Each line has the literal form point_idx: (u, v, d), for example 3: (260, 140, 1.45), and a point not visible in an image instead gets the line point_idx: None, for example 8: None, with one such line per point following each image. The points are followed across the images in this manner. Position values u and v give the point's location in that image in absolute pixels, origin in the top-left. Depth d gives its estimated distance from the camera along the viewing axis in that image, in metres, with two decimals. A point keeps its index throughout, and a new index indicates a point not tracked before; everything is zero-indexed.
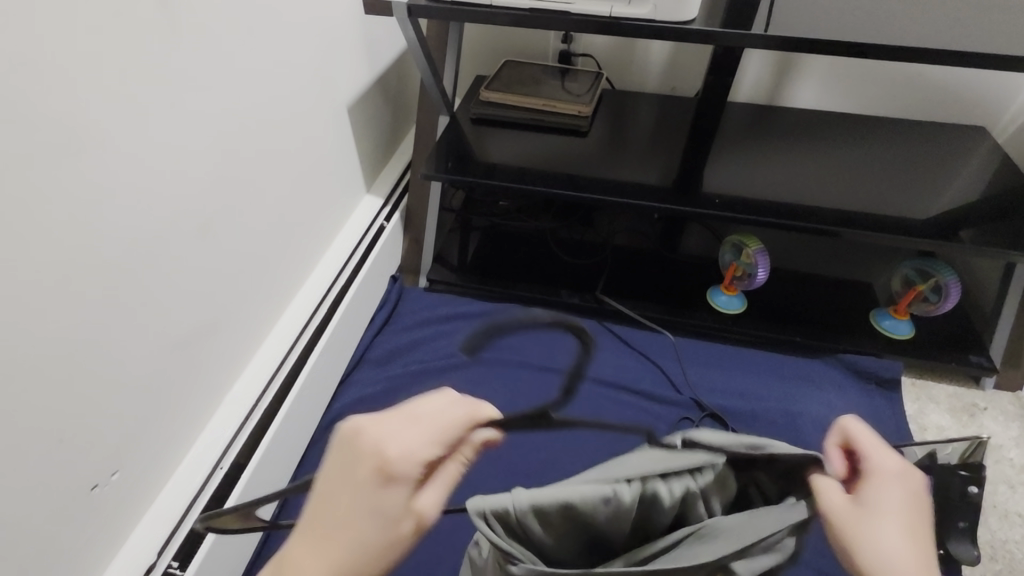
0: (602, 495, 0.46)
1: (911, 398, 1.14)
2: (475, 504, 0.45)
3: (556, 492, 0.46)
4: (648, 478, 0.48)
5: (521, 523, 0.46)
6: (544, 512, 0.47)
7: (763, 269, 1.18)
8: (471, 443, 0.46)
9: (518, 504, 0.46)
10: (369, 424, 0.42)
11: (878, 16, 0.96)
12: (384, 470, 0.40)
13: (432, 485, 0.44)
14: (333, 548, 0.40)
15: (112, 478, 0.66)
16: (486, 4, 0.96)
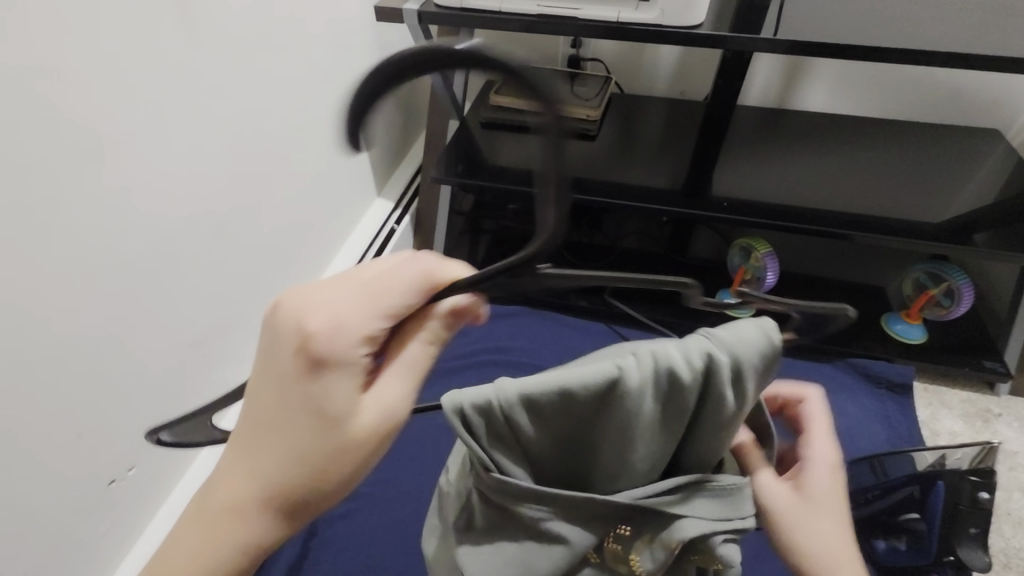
0: (604, 378, 0.35)
1: (923, 403, 1.13)
2: (450, 398, 0.37)
3: (550, 377, 0.36)
4: (681, 363, 0.35)
5: (506, 418, 0.37)
6: (533, 406, 0.37)
7: (772, 273, 1.18)
8: (436, 313, 0.43)
9: (501, 395, 0.37)
10: (296, 298, 0.41)
11: (888, 20, 0.96)
12: (309, 348, 0.39)
13: (392, 369, 0.42)
14: (278, 427, 0.41)
15: (129, 473, 0.68)
16: (495, 10, 0.98)
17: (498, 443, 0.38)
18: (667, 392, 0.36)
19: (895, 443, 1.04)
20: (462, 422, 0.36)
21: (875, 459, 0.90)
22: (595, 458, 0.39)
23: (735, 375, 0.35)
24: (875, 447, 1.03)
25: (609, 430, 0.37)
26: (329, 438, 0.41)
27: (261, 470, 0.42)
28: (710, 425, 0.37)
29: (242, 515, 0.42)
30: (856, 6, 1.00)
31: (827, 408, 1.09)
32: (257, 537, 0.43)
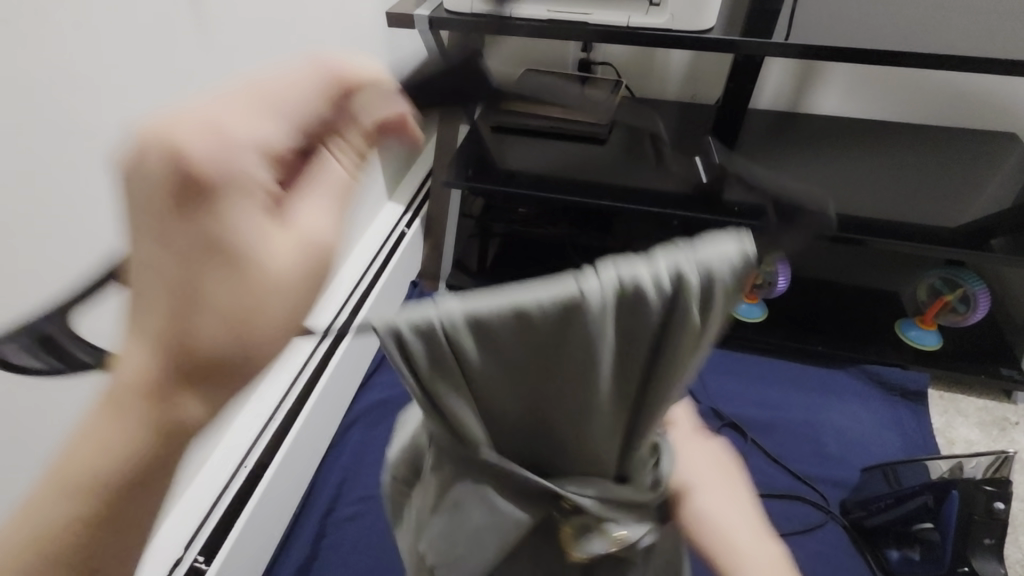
0: (562, 294, 0.31)
1: (939, 411, 1.11)
2: (384, 320, 0.31)
3: (501, 297, 0.32)
4: (648, 272, 0.31)
5: (451, 343, 0.32)
6: (483, 326, 0.32)
7: (784, 277, 1.17)
8: (360, 128, 0.37)
9: (445, 315, 0.32)
10: (172, 119, 0.29)
11: (902, 24, 0.95)
12: (199, 174, 0.29)
13: (316, 187, 0.35)
14: (182, 292, 0.31)
15: None
16: (505, 16, 0.98)
17: (449, 378, 0.33)
18: (630, 316, 0.32)
19: (909, 451, 1.03)
20: (400, 346, 0.31)
21: (889, 467, 0.89)
22: (556, 388, 0.35)
23: (703, 295, 0.31)
24: (889, 455, 1.02)
25: (568, 359, 0.34)
26: (253, 275, 0.32)
27: (169, 337, 0.30)
28: (676, 364, 0.33)
29: (158, 397, 0.31)
30: (870, 9, 0.99)
31: (840, 414, 1.08)
32: (180, 421, 0.32)
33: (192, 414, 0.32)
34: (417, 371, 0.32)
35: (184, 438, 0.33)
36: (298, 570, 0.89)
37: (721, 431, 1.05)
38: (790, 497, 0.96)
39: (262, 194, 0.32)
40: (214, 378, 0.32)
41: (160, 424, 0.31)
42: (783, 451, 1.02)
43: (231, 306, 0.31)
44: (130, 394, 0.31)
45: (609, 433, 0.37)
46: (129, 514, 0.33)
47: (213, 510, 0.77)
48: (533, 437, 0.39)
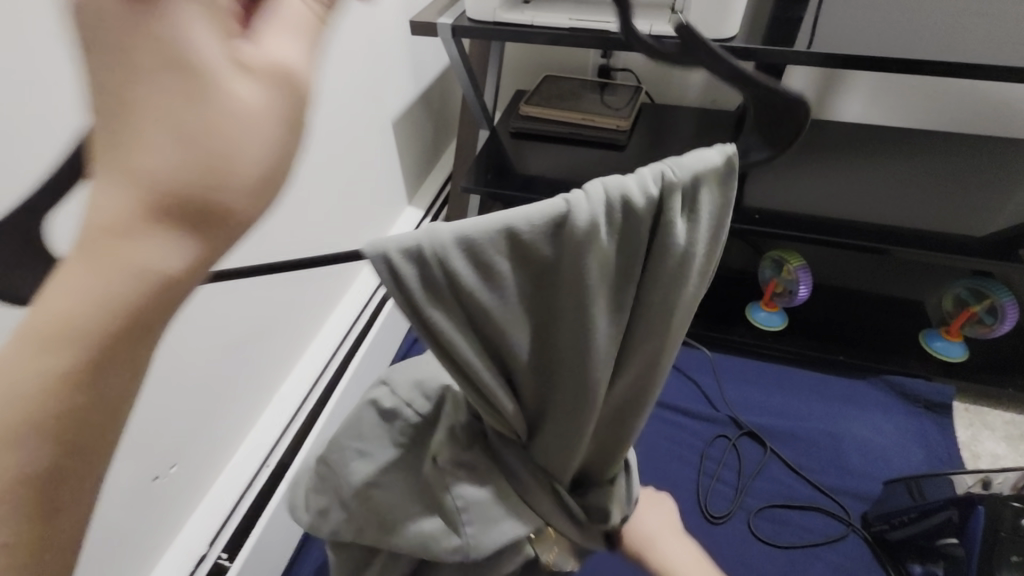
0: (553, 211, 0.36)
1: (964, 424, 1.09)
2: (376, 245, 0.34)
3: (493, 217, 0.36)
4: (633, 183, 0.37)
5: (445, 265, 0.35)
6: (482, 245, 0.36)
7: (806, 286, 1.16)
8: None
9: (441, 237, 0.35)
10: None
11: (927, 31, 0.94)
12: None
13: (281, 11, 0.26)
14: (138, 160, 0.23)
15: (171, 471, 0.71)
16: (526, 24, 0.99)
17: (454, 301, 0.37)
18: (624, 224, 0.38)
19: (933, 465, 1.01)
20: (392, 268, 0.34)
21: (912, 480, 0.88)
22: (551, 306, 0.40)
23: (689, 197, 0.38)
24: (912, 468, 1.00)
25: (562, 274, 0.38)
26: (222, 75, 0.24)
27: (131, 157, 0.23)
28: (662, 268, 0.39)
29: (131, 238, 0.23)
30: (893, 17, 0.98)
31: (861, 425, 1.06)
32: (154, 274, 0.23)
33: (172, 257, 0.23)
34: (423, 293, 0.35)
35: (173, 296, 0.24)
36: (317, 569, 0.91)
37: (740, 440, 1.04)
38: (809, 508, 0.95)
39: (223, 13, 0.24)
40: (202, 216, 0.24)
41: (139, 270, 0.23)
42: (802, 462, 1.01)
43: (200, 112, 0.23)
44: (97, 237, 0.23)
45: (601, 353, 0.41)
46: (86, 483, 0.25)
47: (237, 508, 0.79)
48: (520, 367, 0.43)
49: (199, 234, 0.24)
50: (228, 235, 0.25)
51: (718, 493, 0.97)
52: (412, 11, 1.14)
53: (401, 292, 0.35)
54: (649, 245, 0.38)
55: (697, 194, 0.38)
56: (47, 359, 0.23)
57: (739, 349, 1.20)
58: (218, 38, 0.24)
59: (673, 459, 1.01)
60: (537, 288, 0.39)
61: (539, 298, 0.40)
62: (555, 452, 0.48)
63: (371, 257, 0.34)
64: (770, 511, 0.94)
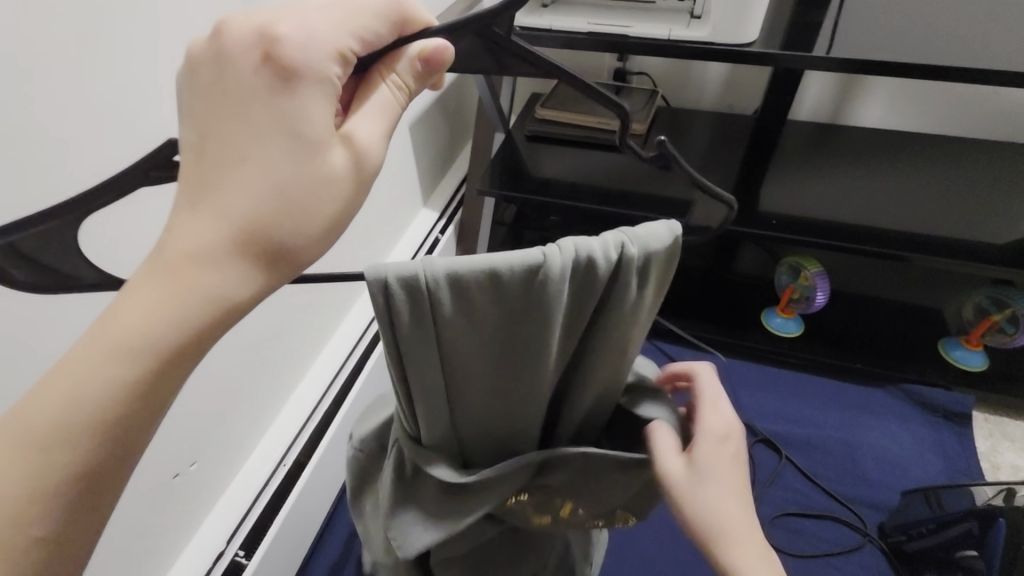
0: (531, 261, 0.37)
1: (983, 434, 1.07)
2: (374, 271, 0.35)
3: (477, 261, 0.37)
4: (598, 251, 0.38)
5: (432, 299, 0.37)
6: (464, 282, 0.37)
7: (823, 293, 1.15)
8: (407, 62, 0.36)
9: (432, 272, 0.36)
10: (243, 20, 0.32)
11: (951, 37, 0.93)
12: (270, 63, 0.31)
13: (368, 108, 0.35)
14: (224, 200, 0.31)
15: (191, 468, 0.72)
16: (545, 28, 0.99)
17: (425, 332, 0.38)
18: (583, 281, 0.40)
19: (951, 476, 1.00)
20: (386, 295, 0.36)
21: (931, 491, 0.88)
22: (517, 343, 0.43)
23: (642, 264, 0.40)
24: (930, 478, 0.99)
25: (527, 320, 0.40)
26: (306, 152, 0.32)
27: (221, 202, 0.31)
28: (615, 317, 0.42)
29: (205, 269, 0.31)
30: (917, 22, 0.98)
31: (878, 434, 1.05)
32: (224, 297, 0.31)
33: (235, 286, 0.31)
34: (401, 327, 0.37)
35: (232, 319, 0.32)
36: (330, 568, 0.92)
37: (754, 447, 1.03)
38: (825, 518, 0.94)
39: (322, 93, 0.32)
40: (267, 257, 0.32)
41: (209, 297, 0.31)
42: (817, 470, 1.00)
43: (281, 181, 0.32)
44: (180, 265, 0.30)
45: (547, 379, 0.46)
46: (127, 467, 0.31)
47: (254, 506, 0.80)
48: (474, 391, 0.46)
49: (264, 272, 0.32)
50: (285, 272, 0.33)
51: None
52: None
53: (390, 329, 0.37)
54: (603, 298, 0.42)
55: (650, 266, 0.41)
56: (120, 364, 0.29)
57: (754, 356, 1.19)
58: (327, 121, 0.33)
59: None
60: (505, 327, 0.41)
61: (498, 336, 0.42)
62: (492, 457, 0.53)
63: (373, 281, 0.35)
64: (783, 519, 0.94)
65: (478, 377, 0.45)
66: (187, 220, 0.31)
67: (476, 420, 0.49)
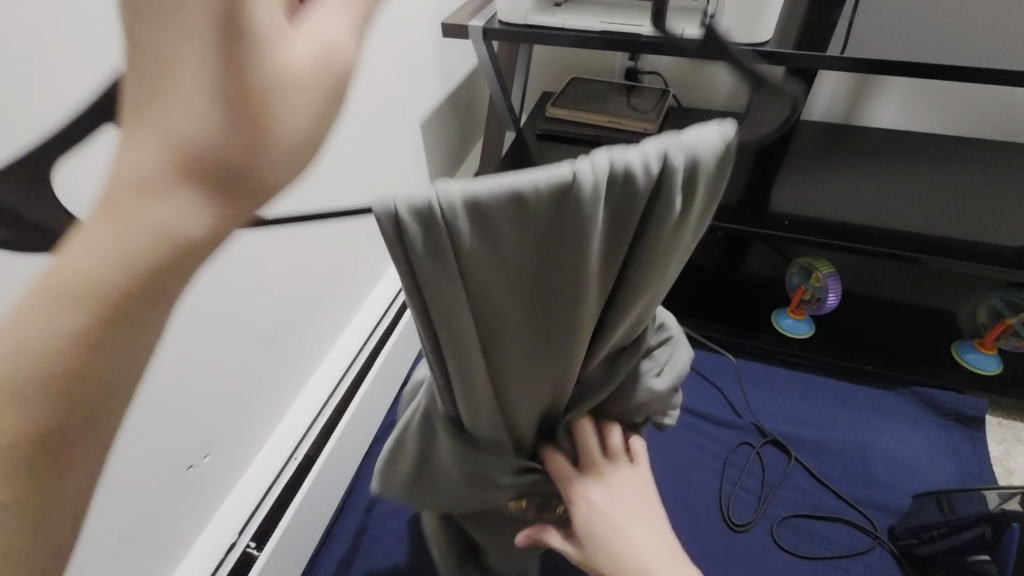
0: (560, 178, 0.36)
1: (996, 438, 1.06)
2: (382, 204, 0.34)
3: (496, 182, 0.35)
4: (640, 158, 0.37)
5: (450, 227, 0.36)
6: (484, 207, 0.36)
7: (834, 294, 1.14)
8: None
9: (447, 196, 0.35)
10: None
11: (968, 37, 0.92)
12: None
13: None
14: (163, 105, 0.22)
15: (205, 460, 0.73)
16: (557, 27, 1.00)
17: (445, 266, 0.37)
18: (621, 194, 0.38)
19: (963, 479, 0.99)
20: (397, 225, 0.34)
21: (942, 495, 0.85)
22: (550, 272, 0.42)
23: (687, 175, 0.38)
24: (942, 482, 0.98)
25: (558, 243, 0.39)
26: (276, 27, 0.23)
27: (160, 100, 0.22)
28: (659, 237, 0.40)
29: (152, 196, 0.22)
30: (933, 21, 0.97)
31: (889, 436, 1.04)
32: (174, 236, 0.22)
33: (192, 221, 0.23)
34: (421, 257, 0.36)
35: (193, 257, 0.23)
36: (339, 562, 0.92)
37: (763, 448, 1.03)
38: (835, 520, 0.93)
39: None
40: (234, 183, 0.23)
41: (160, 227, 0.22)
42: (827, 472, 0.99)
43: (242, 66, 0.22)
44: (119, 191, 0.22)
45: (587, 311, 0.45)
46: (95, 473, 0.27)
47: (266, 498, 0.81)
48: (510, 325, 0.45)
49: (230, 193, 0.23)
50: (258, 197, 0.24)
51: (741, 501, 0.96)
52: (444, 12, 1.15)
53: (406, 256, 0.36)
54: (644, 215, 0.40)
55: (702, 175, 0.39)
56: (63, 314, 0.21)
57: (763, 356, 1.18)
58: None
59: (695, 465, 1.00)
60: (538, 254, 0.40)
61: (533, 264, 0.41)
62: (532, 398, 0.53)
63: (383, 213, 0.34)
64: (792, 521, 0.93)
65: (511, 310, 0.44)
66: (124, 136, 0.22)
67: (512, 358, 0.48)
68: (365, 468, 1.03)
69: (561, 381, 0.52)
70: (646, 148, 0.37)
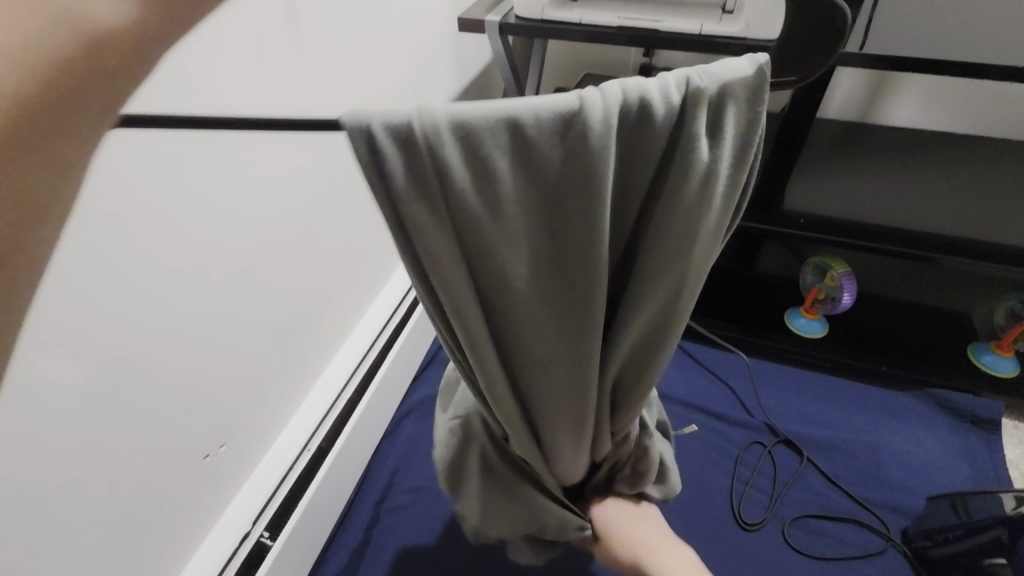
0: (564, 104, 0.36)
1: (1013, 442, 1.05)
2: (352, 117, 0.33)
3: (480, 104, 0.35)
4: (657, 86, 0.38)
5: (433, 151, 0.35)
6: (478, 134, 0.36)
7: (849, 294, 1.13)
8: None
9: (437, 118, 0.34)
10: None
11: (991, 34, 0.91)
12: None
13: None
14: None
15: (221, 449, 0.74)
16: (574, 22, 0.99)
17: (434, 197, 0.36)
18: (637, 126, 0.39)
19: (978, 482, 0.98)
20: (372, 140, 0.33)
21: (957, 496, 0.85)
22: (557, 219, 0.40)
23: (708, 106, 0.38)
24: (957, 484, 0.98)
25: (566, 179, 0.38)
26: None
27: None
28: (686, 176, 0.39)
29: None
30: (953, 18, 0.95)
31: (903, 438, 1.04)
32: (95, 27, 0.26)
33: (116, 12, 0.27)
34: (405, 185, 0.35)
35: (125, 55, 0.27)
36: (351, 554, 0.92)
37: (775, 447, 1.03)
38: (847, 520, 0.93)
39: None
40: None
41: (38, 36, 0.24)
42: (839, 472, 0.99)
43: None
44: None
45: (604, 267, 0.42)
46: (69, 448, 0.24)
47: (280, 488, 0.82)
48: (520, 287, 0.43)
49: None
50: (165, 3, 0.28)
51: (752, 500, 0.96)
52: (458, 7, 1.15)
53: (384, 187, 0.35)
54: (664, 150, 0.40)
55: (727, 104, 0.38)
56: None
57: (776, 355, 1.18)
58: None
59: (707, 464, 1.00)
60: (543, 199, 0.39)
61: (543, 213, 0.40)
62: (548, 379, 0.50)
63: (350, 126, 0.33)
64: (804, 520, 0.93)
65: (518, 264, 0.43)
66: None
67: (525, 324, 0.46)
68: (376, 460, 1.04)
69: (583, 366, 0.49)
70: (661, 80, 0.38)
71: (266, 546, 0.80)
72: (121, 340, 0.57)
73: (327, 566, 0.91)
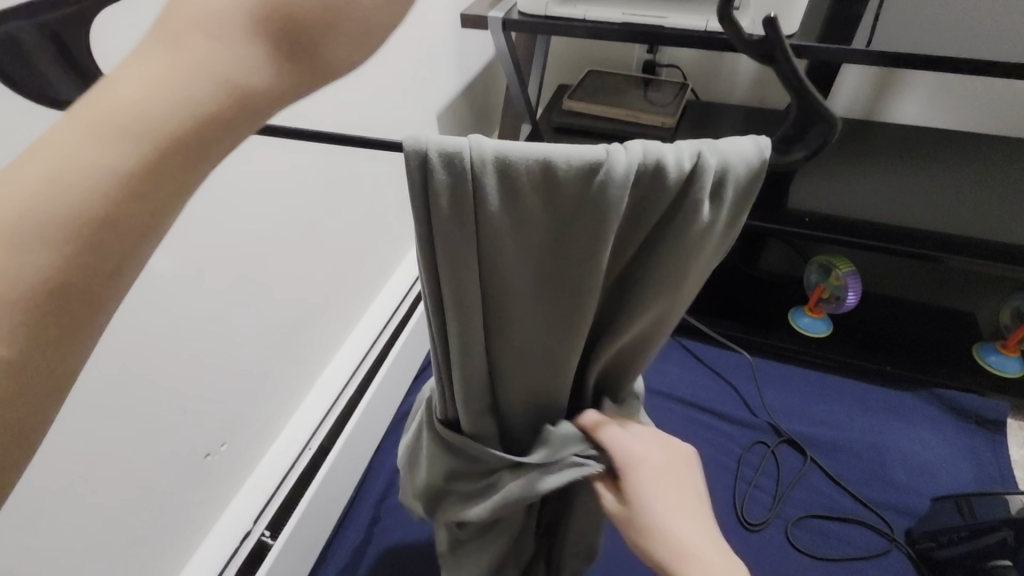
0: (588, 160, 0.35)
1: (1018, 443, 1.04)
2: (413, 144, 0.34)
3: (529, 149, 0.35)
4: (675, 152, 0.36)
5: (475, 184, 0.35)
6: (510, 176, 0.35)
7: (854, 293, 1.12)
8: None
9: (476, 152, 0.34)
10: None
11: (1001, 30, 0.90)
12: None
13: None
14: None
15: (222, 448, 0.74)
16: (578, 18, 0.98)
17: (462, 224, 0.37)
18: (647, 190, 0.38)
19: (983, 483, 0.97)
20: (422, 167, 0.34)
21: (962, 498, 0.85)
22: (562, 262, 0.41)
23: (715, 186, 0.38)
24: (961, 486, 0.97)
25: (575, 234, 0.39)
26: None
27: None
28: (678, 243, 0.40)
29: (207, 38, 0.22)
30: (961, 15, 0.95)
31: (907, 439, 1.03)
32: (241, 83, 0.22)
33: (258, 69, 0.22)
34: (433, 207, 0.36)
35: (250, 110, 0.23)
36: (352, 553, 0.92)
37: (778, 447, 1.02)
38: (850, 521, 0.92)
39: None
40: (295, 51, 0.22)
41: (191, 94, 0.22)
42: (843, 473, 0.98)
43: None
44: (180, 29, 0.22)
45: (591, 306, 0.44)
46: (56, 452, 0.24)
47: (281, 486, 0.81)
48: (516, 315, 0.45)
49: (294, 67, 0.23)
50: (319, 78, 0.24)
51: (755, 500, 0.95)
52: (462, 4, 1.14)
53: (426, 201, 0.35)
54: (664, 217, 0.40)
55: (729, 185, 0.38)
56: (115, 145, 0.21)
57: (779, 355, 1.17)
58: None
59: (710, 463, 1.00)
60: (551, 241, 0.40)
61: (547, 252, 0.41)
62: (527, 389, 0.52)
63: (411, 152, 0.34)
64: (807, 521, 0.92)
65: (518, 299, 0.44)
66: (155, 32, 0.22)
67: (518, 349, 0.48)
68: (377, 460, 1.03)
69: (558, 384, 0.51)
70: (682, 147, 0.37)
71: (268, 544, 0.79)
72: (124, 342, 0.56)
73: (329, 564, 0.91)
